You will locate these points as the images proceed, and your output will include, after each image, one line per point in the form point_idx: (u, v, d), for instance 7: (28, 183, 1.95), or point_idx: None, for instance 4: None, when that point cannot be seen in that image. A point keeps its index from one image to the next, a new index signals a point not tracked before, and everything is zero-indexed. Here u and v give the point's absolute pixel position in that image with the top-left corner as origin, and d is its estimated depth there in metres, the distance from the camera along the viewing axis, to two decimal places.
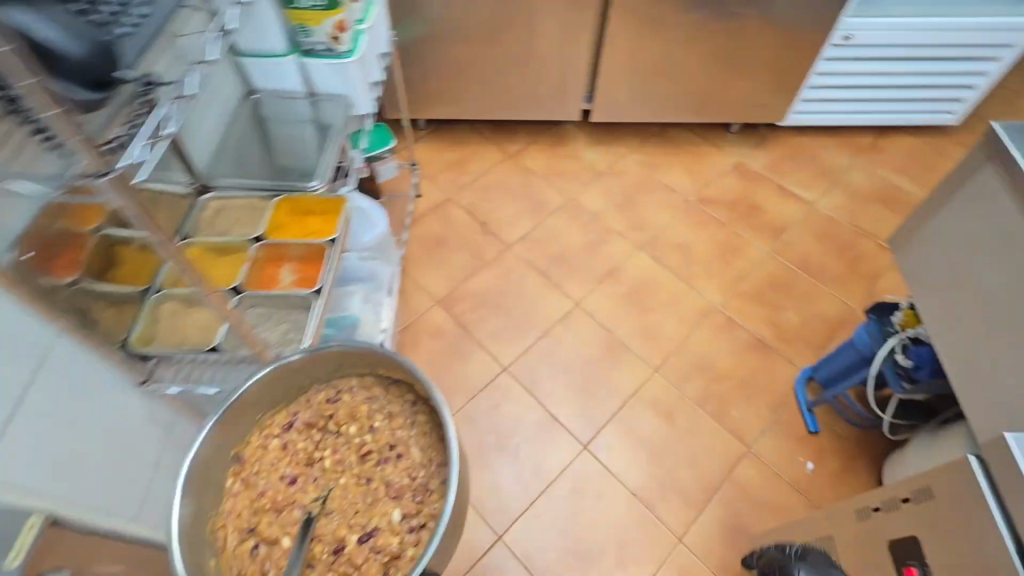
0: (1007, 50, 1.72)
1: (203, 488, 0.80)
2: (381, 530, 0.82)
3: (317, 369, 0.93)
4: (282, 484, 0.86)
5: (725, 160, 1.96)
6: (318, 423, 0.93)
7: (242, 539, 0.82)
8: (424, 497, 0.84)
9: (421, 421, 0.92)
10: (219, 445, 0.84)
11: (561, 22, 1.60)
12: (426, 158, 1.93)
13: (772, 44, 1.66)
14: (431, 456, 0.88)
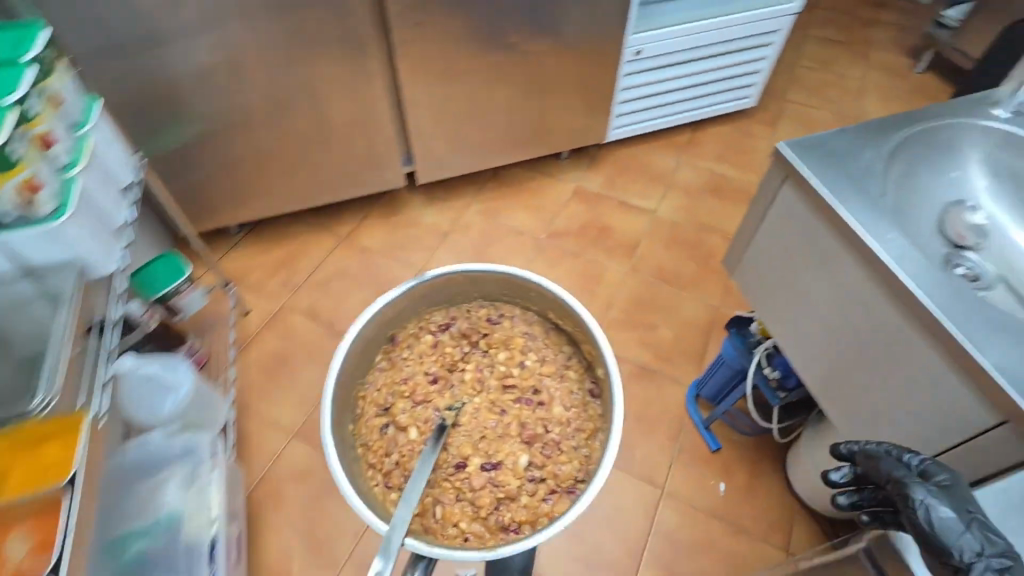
0: (774, 36, 1.87)
1: (355, 366, 0.70)
2: (519, 475, 0.69)
3: (530, 294, 0.75)
4: (424, 378, 0.75)
5: (564, 189, 1.94)
6: (472, 335, 0.78)
7: (376, 415, 0.72)
8: (559, 459, 0.69)
9: (577, 375, 0.75)
10: (373, 336, 0.73)
11: (351, 95, 1.47)
12: (246, 266, 1.70)
13: (571, 72, 1.65)
14: (579, 415, 0.72)
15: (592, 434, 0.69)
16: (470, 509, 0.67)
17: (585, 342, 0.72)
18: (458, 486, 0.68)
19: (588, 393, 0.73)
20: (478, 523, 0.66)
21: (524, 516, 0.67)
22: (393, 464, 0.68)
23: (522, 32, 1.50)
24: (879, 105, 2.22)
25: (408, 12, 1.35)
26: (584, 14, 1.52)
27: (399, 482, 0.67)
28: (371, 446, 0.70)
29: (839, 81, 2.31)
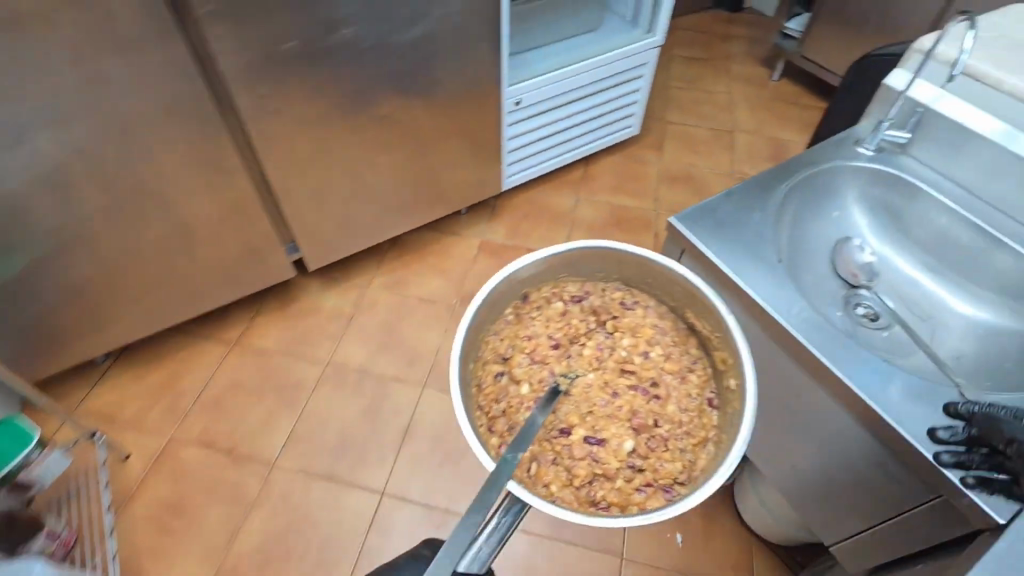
0: (645, 68, 1.92)
1: (487, 310, 0.71)
2: (621, 461, 0.66)
3: (669, 285, 0.76)
4: (546, 342, 0.74)
5: (469, 246, 1.87)
6: (601, 313, 0.78)
7: (491, 361, 0.71)
8: (666, 458, 0.67)
9: (700, 384, 0.74)
10: (522, 277, 0.73)
11: (211, 197, 1.30)
12: (121, 399, 1.49)
13: (453, 132, 1.59)
14: (694, 424, 0.71)
15: (702, 445, 0.69)
16: (567, 476, 0.65)
17: (718, 351, 0.73)
18: (568, 462, 0.66)
19: (706, 405, 0.72)
20: (572, 490, 0.64)
21: (615, 499, 0.64)
22: (505, 425, 0.65)
23: (394, 102, 1.41)
24: (749, 115, 2.35)
25: (260, 101, 1.22)
26: (455, 76, 1.46)
27: (505, 430, 0.65)
28: (485, 391, 0.69)
29: (712, 96, 2.43)
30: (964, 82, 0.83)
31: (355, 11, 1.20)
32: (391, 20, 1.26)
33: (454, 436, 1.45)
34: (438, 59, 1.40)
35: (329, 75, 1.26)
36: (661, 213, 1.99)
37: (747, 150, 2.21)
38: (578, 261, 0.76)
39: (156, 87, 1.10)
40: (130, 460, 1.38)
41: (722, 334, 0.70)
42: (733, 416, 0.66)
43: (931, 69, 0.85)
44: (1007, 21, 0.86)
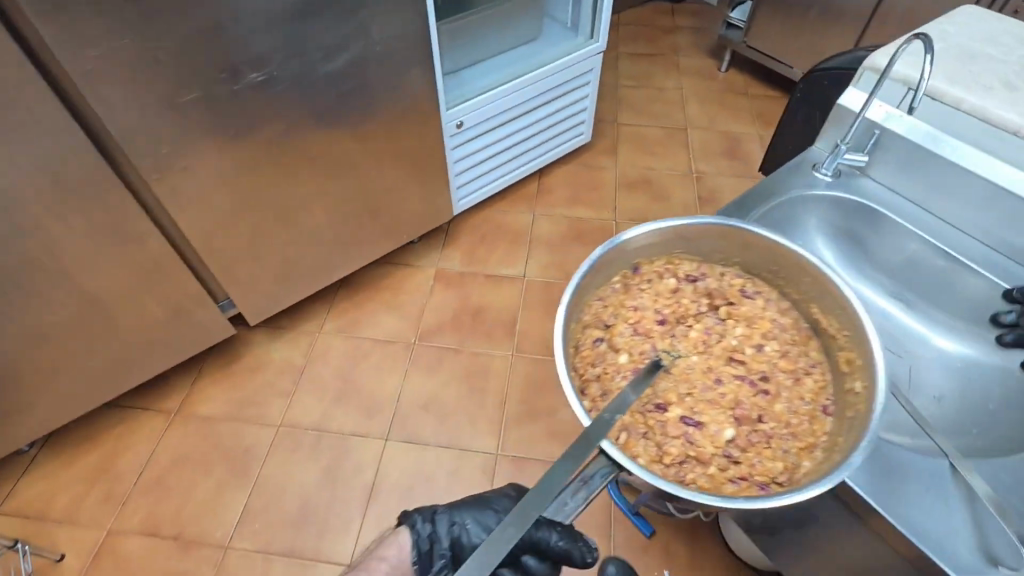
0: (590, 74, 1.85)
1: (609, 266, 0.84)
2: (719, 447, 0.76)
3: (790, 273, 0.86)
4: (654, 320, 0.87)
5: (423, 277, 1.77)
6: (714, 299, 0.91)
7: (601, 329, 0.85)
8: (764, 456, 0.76)
9: (816, 394, 0.83)
10: (644, 250, 0.87)
11: (122, 266, 1.17)
12: (51, 490, 1.35)
13: (393, 165, 1.47)
14: (803, 428, 0.79)
15: (807, 450, 0.77)
16: (657, 451, 0.75)
17: (845, 351, 0.81)
18: (660, 439, 0.76)
19: (820, 411, 0.80)
20: (663, 465, 0.74)
21: (704, 482, 0.74)
22: (598, 389, 0.78)
23: (321, 142, 1.28)
24: (700, 110, 2.30)
25: (163, 158, 1.09)
26: (386, 106, 1.35)
27: (598, 394, 0.78)
28: (584, 354, 0.82)
29: (661, 93, 2.37)
30: (925, 102, 0.84)
31: (260, 50, 1.08)
32: (304, 55, 1.14)
33: (423, 491, 1.35)
34: (364, 90, 1.28)
35: (240, 121, 1.14)
36: (621, 222, 1.92)
37: (703, 146, 2.16)
38: (694, 239, 0.87)
39: (34, 158, 0.97)
40: (64, 561, 1.26)
41: (850, 331, 0.78)
42: (854, 422, 0.73)
43: (887, 87, 0.85)
44: (957, 30, 0.91)
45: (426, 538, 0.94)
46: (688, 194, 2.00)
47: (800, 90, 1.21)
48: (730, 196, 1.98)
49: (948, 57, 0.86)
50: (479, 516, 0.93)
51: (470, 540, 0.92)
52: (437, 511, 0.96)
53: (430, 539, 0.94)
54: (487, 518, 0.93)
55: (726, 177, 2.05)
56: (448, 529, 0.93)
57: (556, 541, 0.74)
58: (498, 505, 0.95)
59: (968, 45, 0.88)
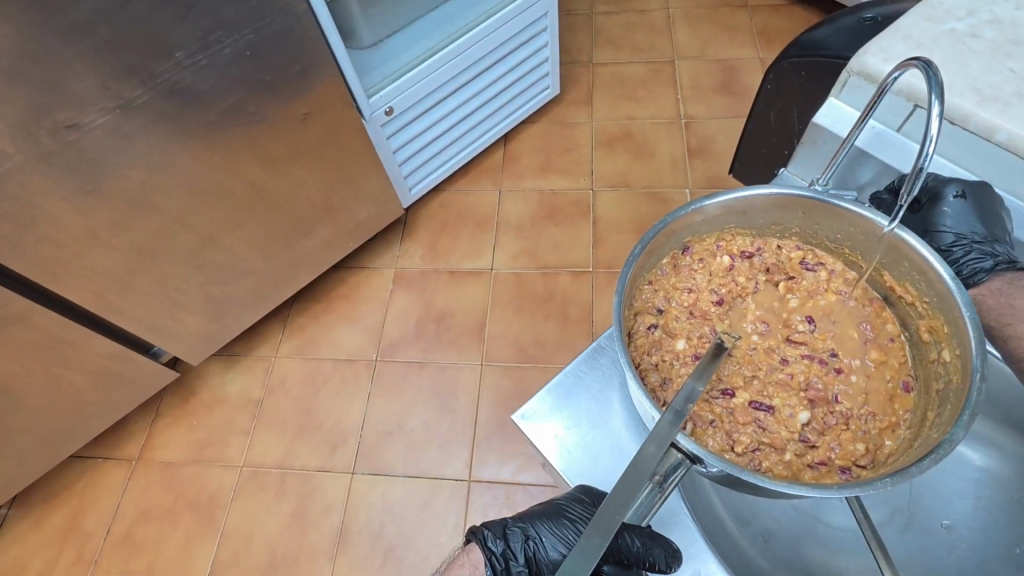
0: (546, 19, 1.53)
1: (658, 245, 0.67)
2: (795, 432, 0.63)
3: (859, 237, 0.67)
4: (709, 297, 0.70)
5: (380, 281, 1.59)
6: (773, 275, 0.72)
7: (645, 317, 0.69)
8: (844, 439, 0.64)
9: (897, 368, 0.68)
10: (690, 222, 0.68)
11: (12, 349, 1.05)
12: (22, 553, 1.34)
13: (312, 175, 1.27)
14: (883, 407, 0.65)
15: (891, 430, 0.64)
16: (727, 441, 0.63)
17: (926, 318, 0.65)
18: (729, 428, 0.63)
19: (902, 389, 0.66)
20: (734, 454, 0.62)
21: (781, 471, 0.62)
22: (657, 378, 0.65)
23: (211, 172, 1.09)
24: (692, 34, 1.93)
25: (10, 233, 0.93)
26: (284, 114, 1.12)
27: (657, 384, 0.65)
28: (636, 343, 0.68)
29: (644, 17, 1.99)
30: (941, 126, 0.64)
31: (86, 92, 0.87)
32: (151, 85, 0.92)
33: (394, 527, 1.29)
34: (248, 105, 1.05)
35: (93, 176, 0.95)
36: (599, 190, 1.67)
37: (694, 81, 1.83)
38: (752, 208, 0.68)
39: None
40: None
41: (937, 298, 0.62)
42: (946, 394, 0.60)
43: (888, 98, 0.67)
44: None
45: (499, 557, 0.63)
46: (676, 146, 1.71)
47: (769, 83, 1.04)
48: (725, 144, 1.70)
49: (977, 45, 0.64)
50: (554, 526, 0.64)
51: (549, 558, 0.63)
52: (507, 522, 0.66)
53: (503, 558, 0.63)
54: (565, 531, 0.63)
55: (721, 119, 1.74)
56: (520, 544, 0.64)
57: (638, 546, 0.56)
58: (574, 514, 0.63)
59: (1008, 21, 0.65)
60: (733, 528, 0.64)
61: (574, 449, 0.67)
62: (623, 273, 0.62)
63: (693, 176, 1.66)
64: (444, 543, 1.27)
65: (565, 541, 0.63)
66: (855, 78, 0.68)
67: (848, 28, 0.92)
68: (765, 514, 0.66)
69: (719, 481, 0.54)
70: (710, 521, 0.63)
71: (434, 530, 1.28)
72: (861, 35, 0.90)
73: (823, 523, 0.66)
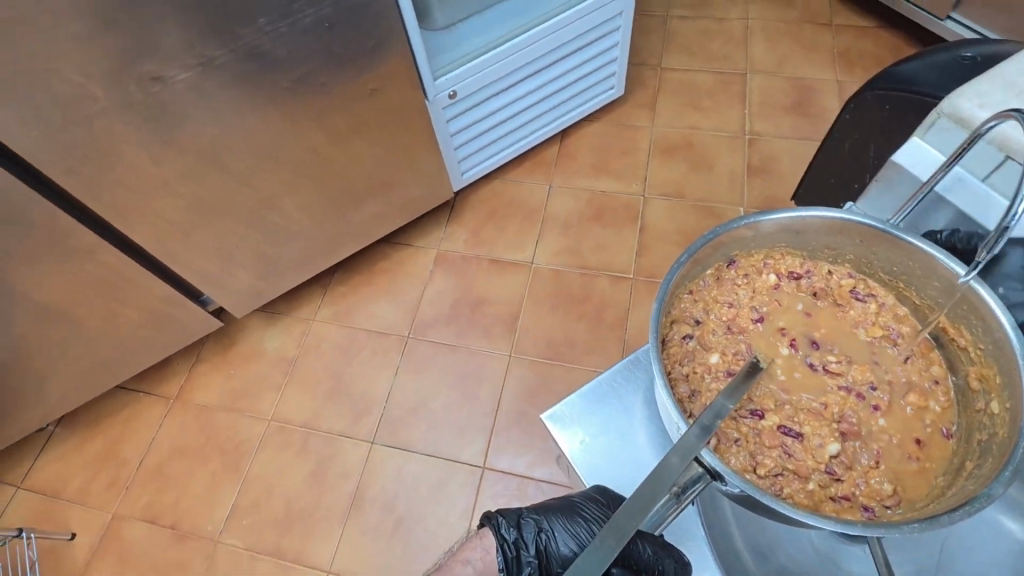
0: (620, 18, 1.51)
1: (705, 256, 0.66)
2: (822, 463, 0.62)
3: (918, 272, 0.64)
4: (748, 314, 0.69)
5: (423, 260, 1.61)
6: (820, 299, 0.70)
7: (682, 326, 0.68)
8: (872, 477, 0.62)
9: (940, 413, 0.65)
10: (740, 236, 0.66)
11: (78, 280, 1.13)
12: (65, 469, 1.44)
13: (372, 149, 1.29)
14: (920, 453, 0.63)
15: (925, 477, 0.62)
16: (750, 461, 0.62)
17: (977, 365, 0.62)
18: (754, 448, 0.62)
19: (941, 434, 0.64)
20: (756, 476, 0.61)
21: (803, 500, 0.61)
22: (686, 390, 0.65)
23: (277, 136, 1.12)
24: (769, 48, 1.86)
25: (91, 173, 0.99)
26: (352, 86, 1.15)
27: (685, 395, 0.64)
28: (669, 352, 0.67)
29: (722, 25, 1.93)
30: None
31: (172, 48, 0.91)
32: (232, 46, 0.95)
33: (407, 501, 1.33)
34: (321, 75, 1.09)
35: (171, 128, 1.00)
36: (650, 197, 1.64)
37: (764, 97, 1.77)
38: (808, 228, 0.65)
39: None
40: (77, 539, 1.36)
41: (992, 346, 0.59)
42: (989, 446, 0.58)
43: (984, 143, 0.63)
44: None
45: (510, 545, 0.65)
46: (737, 161, 1.67)
47: (848, 113, 1.00)
48: (788, 166, 1.64)
49: None
50: (568, 523, 0.65)
51: (559, 552, 0.65)
52: (521, 512, 0.68)
53: (514, 546, 0.65)
54: (578, 529, 0.64)
55: (788, 139, 1.69)
56: (533, 535, 0.66)
57: (649, 554, 0.57)
58: (589, 514, 0.64)
59: None
60: (749, 559, 0.63)
61: (593, 448, 0.68)
62: (666, 279, 0.61)
63: (750, 194, 1.61)
64: (454, 523, 1.30)
65: (577, 538, 0.64)
66: (946, 121, 0.64)
67: (941, 65, 0.89)
68: (783, 550, 0.64)
69: (736, 500, 0.54)
70: (726, 550, 0.63)
71: (445, 510, 1.31)
72: (954, 71, 0.87)
73: (843, 573, 0.63)
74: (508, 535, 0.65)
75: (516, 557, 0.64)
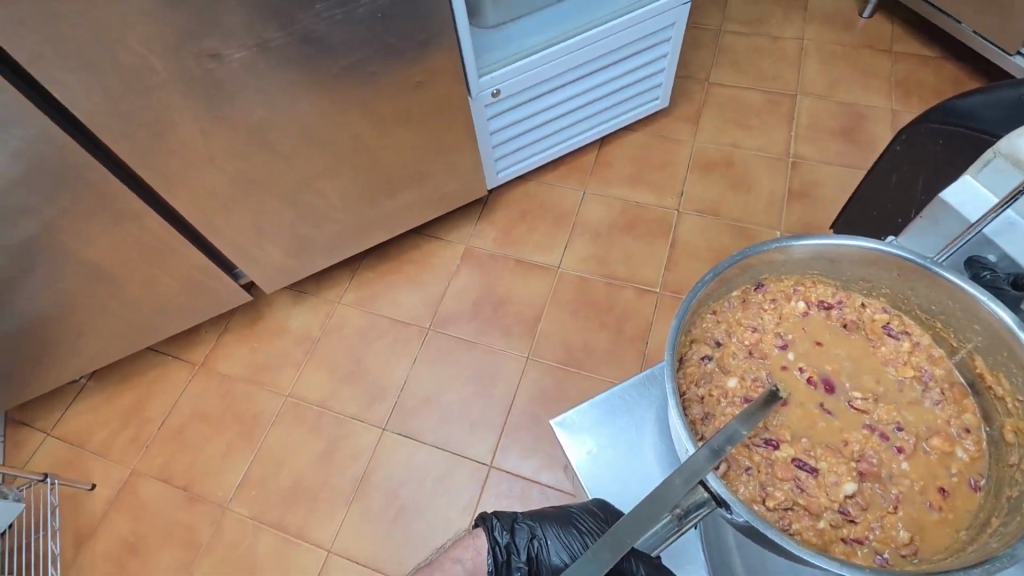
0: (673, 29, 1.49)
1: (732, 276, 0.65)
2: (836, 502, 0.60)
3: (958, 313, 0.62)
4: (773, 339, 0.67)
5: (450, 254, 1.62)
6: (851, 331, 0.68)
7: (703, 346, 0.67)
8: (888, 522, 0.60)
9: (968, 463, 0.62)
10: (771, 259, 0.65)
11: (121, 242, 1.17)
12: (92, 421, 1.50)
13: (411, 140, 1.31)
14: (944, 503, 0.60)
15: (945, 529, 0.59)
16: (760, 491, 0.60)
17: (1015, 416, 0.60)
18: (765, 479, 0.61)
19: (969, 485, 0.61)
20: (764, 508, 0.60)
21: (812, 538, 0.59)
22: (700, 412, 0.63)
23: (321, 120, 1.15)
24: (823, 70, 1.82)
25: (143, 141, 1.03)
26: (398, 77, 1.16)
27: (699, 417, 0.63)
28: (686, 371, 0.66)
29: (776, 44, 1.89)
30: None
31: (231, 28, 0.94)
32: (287, 30, 0.98)
33: (412, 491, 1.34)
34: (369, 64, 1.10)
35: (222, 104, 1.03)
36: (684, 212, 1.62)
37: (812, 121, 1.73)
38: (843, 257, 0.64)
39: (18, 147, 0.95)
40: (96, 490, 1.41)
41: None
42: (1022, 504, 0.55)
43: None
44: None
45: (502, 547, 0.66)
46: (778, 183, 1.63)
47: (900, 144, 0.97)
48: (831, 194, 1.60)
49: None
50: (562, 533, 0.65)
51: (550, 562, 0.65)
52: (516, 517, 0.69)
53: (506, 550, 0.66)
54: (571, 540, 0.65)
55: (833, 165, 1.64)
56: (526, 541, 0.66)
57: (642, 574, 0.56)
58: (585, 526, 0.65)
59: None
60: None
61: (600, 459, 0.67)
62: (690, 296, 0.60)
63: (788, 218, 1.57)
64: (456, 518, 1.31)
65: (569, 551, 0.64)
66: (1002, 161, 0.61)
67: (1005, 102, 0.85)
68: None
69: (739, 530, 0.52)
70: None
71: (448, 504, 1.32)
72: (1018, 110, 0.83)
73: None
74: (501, 538, 0.67)
75: (506, 561, 0.65)
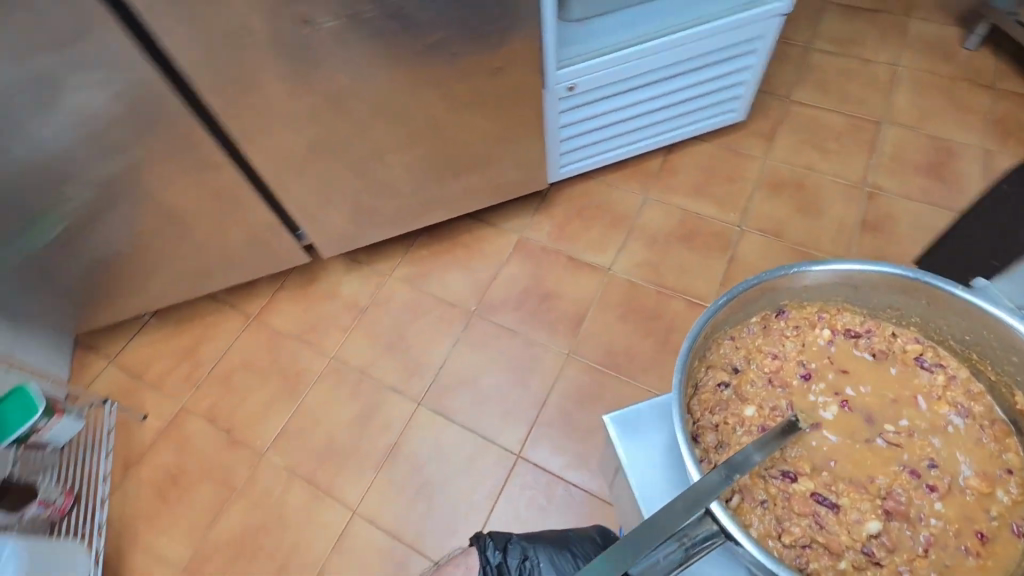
0: (759, 41, 1.45)
1: (750, 300, 0.64)
2: (858, 542, 0.58)
3: (992, 343, 0.61)
4: (794, 365, 0.66)
5: (503, 242, 1.64)
6: (881, 362, 0.66)
7: (718, 365, 0.66)
8: (918, 567, 0.57)
9: (1009, 507, 0.58)
10: (790, 286, 0.65)
11: (200, 191, 1.24)
12: (149, 356, 1.59)
13: (482, 125, 1.32)
14: (984, 555, 0.57)
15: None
16: (775, 526, 0.59)
17: None
18: (781, 513, 0.59)
19: (1011, 531, 0.57)
20: (779, 544, 0.58)
21: None
22: (713, 440, 0.63)
23: (399, 95, 1.18)
24: (914, 100, 1.73)
25: (232, 96, 1.08)
26: (479, 61, 1.18)
27: (712, 445, 0.62)
28: (700, 398, 0.65)
29: (866, 67, 1.81)
30: None
31: None
32: (381, 4, 1.00)
33: (438, 468, 1.37)
34: (453, 45, 1.12)
35: (308, 69, 1.07)
36: (747, 230, 1.58)
37: (895, 151, 1.65)
38: (865, 285, 0.63)
39: (122, 89, 1.01)
40: (147, 421, 1.50)
41: None
42: None
43: None
44: None
45: (494, 565, 0.80)
46: (850, 212, 1.57)
47: (1007, 185, 0.93)
48: (906, 230, 1.52)
49: None
50: (553, 556, 0.80)
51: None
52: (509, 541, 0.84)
53: (497, 568, 0.80)
54: (561, 562, 0.79)
55: (912, 200, 1.57)
56: (517, 562, 0.81)
57: None
58: (577, 551, 0.79)
59: None
60: None
61: None
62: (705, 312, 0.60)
63: (856, 249, 1.51)
64: (478, 501, 1.32)
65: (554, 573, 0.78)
66: None
67: None
68: None
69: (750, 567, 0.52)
70: None
71: (472, 486, 1.34)
72: None
73: None
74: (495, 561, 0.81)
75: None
